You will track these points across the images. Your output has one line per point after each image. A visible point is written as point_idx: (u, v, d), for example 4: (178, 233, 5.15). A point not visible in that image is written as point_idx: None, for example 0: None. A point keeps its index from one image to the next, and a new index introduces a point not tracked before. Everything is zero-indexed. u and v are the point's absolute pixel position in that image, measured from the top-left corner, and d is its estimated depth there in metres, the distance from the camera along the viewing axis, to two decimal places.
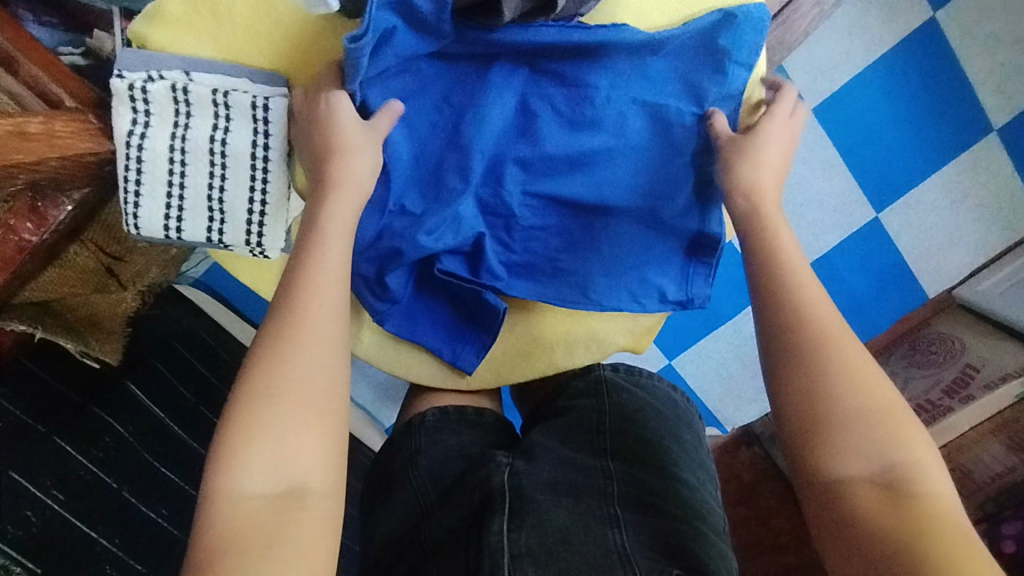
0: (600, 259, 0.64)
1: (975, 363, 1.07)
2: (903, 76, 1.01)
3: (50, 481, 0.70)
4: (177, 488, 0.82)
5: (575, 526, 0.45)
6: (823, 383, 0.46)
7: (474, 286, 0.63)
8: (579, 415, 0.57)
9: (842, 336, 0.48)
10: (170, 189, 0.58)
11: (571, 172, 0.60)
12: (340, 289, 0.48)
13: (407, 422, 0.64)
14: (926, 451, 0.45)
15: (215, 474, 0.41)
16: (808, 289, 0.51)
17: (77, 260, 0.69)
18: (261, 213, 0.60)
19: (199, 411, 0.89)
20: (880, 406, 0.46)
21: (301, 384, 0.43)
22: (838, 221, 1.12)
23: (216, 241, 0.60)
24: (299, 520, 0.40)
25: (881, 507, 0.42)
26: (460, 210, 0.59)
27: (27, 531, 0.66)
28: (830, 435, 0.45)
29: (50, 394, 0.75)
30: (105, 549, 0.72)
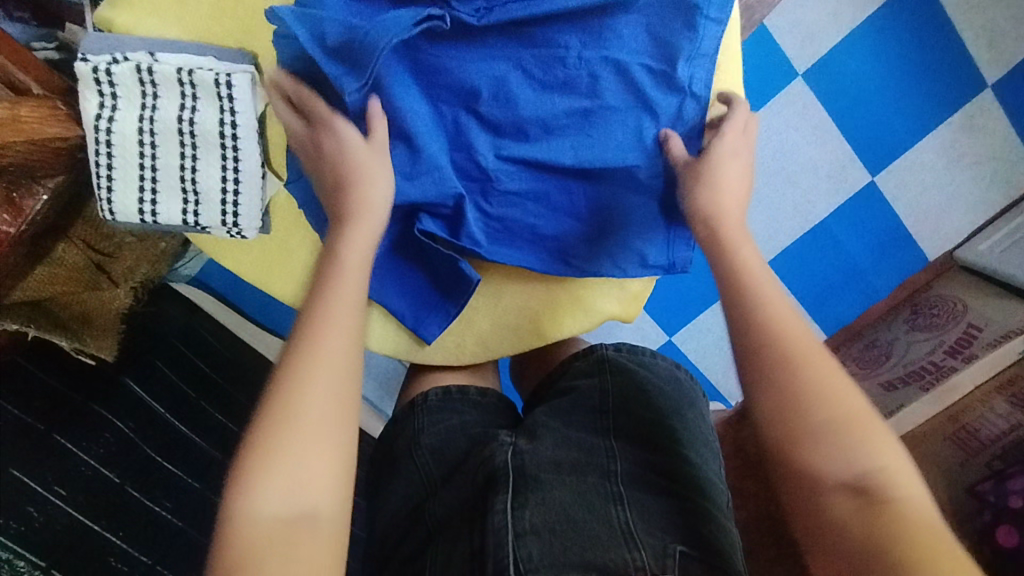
0: (578, 221, 0.64)
1: (978, 323, 1.06)
2: (892, 36, 1.01)
3: (51, 477, 0.77)
4: (185, 485, 0.84)
5: (578, 505, 0.45)
6: (792, 396, 0.46)
7: (449, 252, 0.62)
8: (583, 394, 0.55)
9: (812, 348, 0.48)
10: (142, 172, 0.57)
11: (547, 137, 0.59)
12: (357, 321, 0.49)
13: (408, 403, 0.62)
14: (899, 458, 0.44)
15: (234, 493, 0.41)
16: (770, 306, 0.50)
17: (66, 258, 0.67)
18: (234, 192, 0.58)
19: (200, 406, 0.89)
20: (844, 417, 0.45)
21: (319, 410, 0.44)
22: (833, 186, 1.11)
23: (192, 223, 0.59)
24: (311, 544, 0.41)
25: (857, 513, 0.42)
26: (439, 165, 0.58)
27: (29, 526, 0.74)
28: (800, 449, 0.45)
29: (49, 394, 0.79)
30: (111, 544, 0.77)
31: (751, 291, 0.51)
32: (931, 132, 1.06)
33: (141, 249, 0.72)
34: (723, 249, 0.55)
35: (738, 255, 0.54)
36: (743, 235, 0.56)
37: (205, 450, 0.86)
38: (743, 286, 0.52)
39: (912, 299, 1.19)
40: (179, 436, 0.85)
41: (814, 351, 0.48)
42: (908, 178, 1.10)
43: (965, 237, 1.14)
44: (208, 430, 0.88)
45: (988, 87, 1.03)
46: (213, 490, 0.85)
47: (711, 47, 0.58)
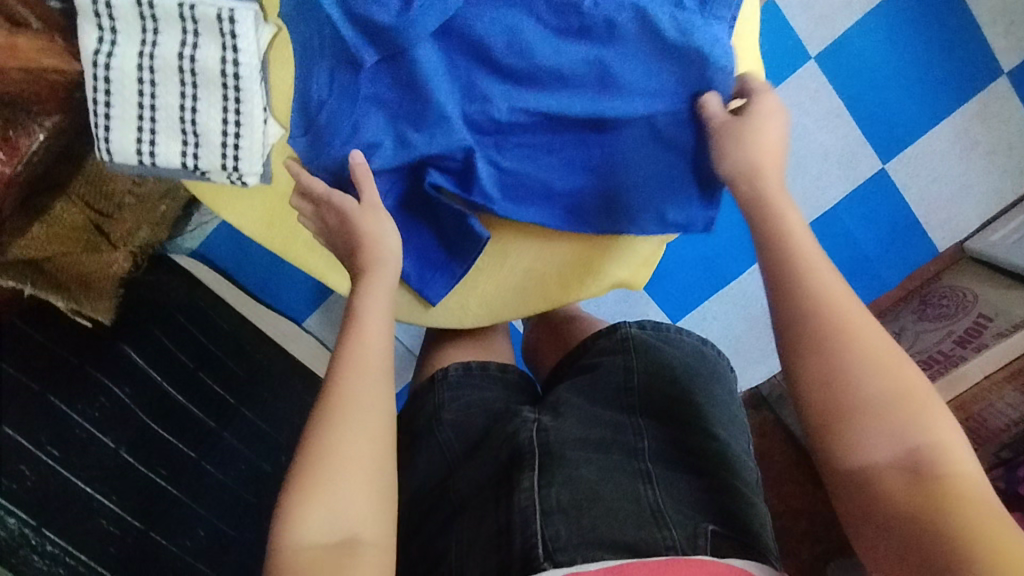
0: (595, 177, 0.61)
1: (988, 313, 1.03)
2: (906, 22, 1.03)
3: (46, 438, 0.73)
4: (182, 455, 0.81)
5: (605, 483, 0.43)
6: (837, 369, 0.45)
7: (455, 208, 0.59)
8: (604, 375, 0.53)
9: (860, 321, 0.47)
10: (142, 111, 0.54)
11: (560, 88, 0.57)
12: (384, 360, 0.51)
13: (429, 377, 0.60)
14: (950, 431, 0.44)
15: (278, 527, 0.44)
16: (819, 277, 0.49)
17: (65, 216, 0.67)
18: (235, 134, 0.55)
19: (199, 377, 0.86)
20: (900, 391, 0.44)
21: (354, 446, 0.46)
22: (844, 173, 1.10)
23: (191, 167, 0.56)
24: (354, 569, 0.43)
25: (910, 491, 0.42)
26: (449, 115, 0.56)
27: (22, 484, 0.70)
28: (850, 426, 0.44)
29: (50, 358, 0.76)
30: (101, 505, 0.73)
31: (799, 261, 0.50)
32: (945, 119, 1.07)
33: (141, 212, 0.74)
34: (768, 215, 0.53)
35: (783, 222, 0.52)
36: (782, 194, 0.54)
37: (203, 421, 0.84)
38: (789, 258, 0.50)
39: (922, 290, 1.17)
40: (179, 407, 0.83)
41: (859, 322, 0.47)
42: (920, 166, 1.10)
43: (975, 229, 1.14)
44: (207, 401, 0.86)
45: (1004, 73, 1.05)
46: (207, 459, 0.84)
47: (727, 12, 0.57)
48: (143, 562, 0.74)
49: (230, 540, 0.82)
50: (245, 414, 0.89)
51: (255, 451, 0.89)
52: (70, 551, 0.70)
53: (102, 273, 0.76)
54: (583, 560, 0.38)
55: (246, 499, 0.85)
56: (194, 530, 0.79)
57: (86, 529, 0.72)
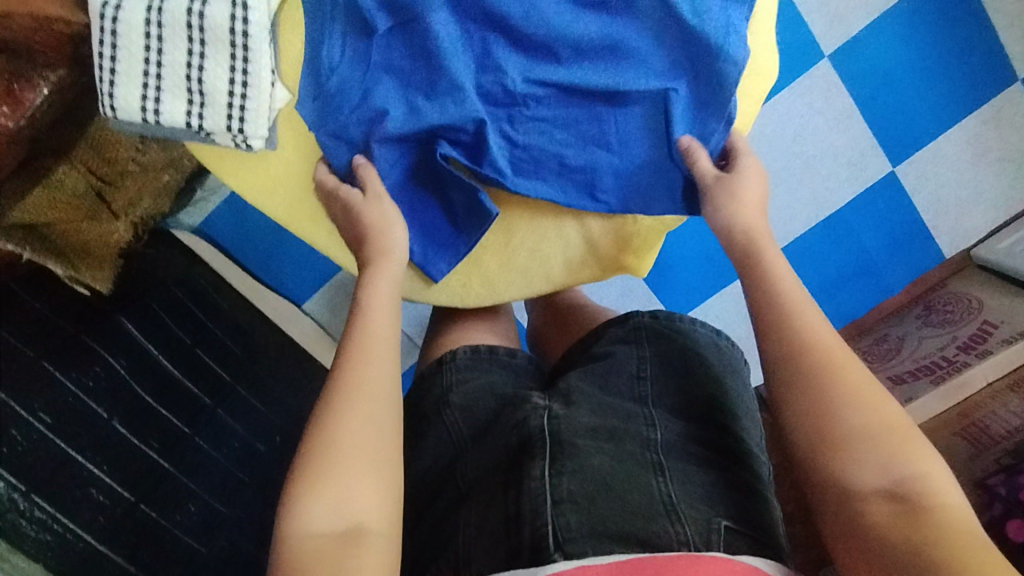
0: (611, 155, 0.58)
1: (993, 320, 1.02)
2: (922, 22, 1.01)
3: (38, 404, 0.73)
4: (175, 429, 0.81)
5: (618, 474, 0.43)
6: (823, 399, 0.44)
7: (462, 186, 0.58)
8: (617, 364, 0.52)
9: (841, 355, 0.46)
10: (147, 68, 0.52)
11: (578, 60, 0.55)
12: (393, 347, 0.51)
13: (436, 359, 0.59)
14: (935, 464, 0.41)
15: (284, 516, 0.43)
16: (804, 314, 0.48)
17: (66, 181, 0.66)
18: (242, 95, 0.53)
19: (196, 351, 0.85)
20: (881, 423, 0.43)
21: (362, 431, 0.45)
22: (853, 173, 1.09)
23: (196, 128, 0.55)
24: (358, 557, 0.41)
25: (898, 522, 0.40)
26: (462, 84, 0.54)
27: (10, 446, 0.71)
28: (836, 455, 0.43)
29: (39, 323, 0.76)
30: (92, 475, 0.73)
31: (778, 296, 0.49)
32: (957, 123, 1.06)
33: (143, 180, 0.73)
34: (749, 261, 0.52)
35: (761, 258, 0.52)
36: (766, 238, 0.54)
37: (198, 396, 0.84)
38: (772, 289, 0.50)
39: (926, 296, 1.16)
40: (173, 381, 0.82)
41: (843, 356, 0.46)
42: (930, 171, 1.09)
43: (983, 235, 1.13)
44: (202, 376, 0.85)
45: (1019, 79, 1.04)
46: (199, 435, 0.83)
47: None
48: (129, 533, 0.74)
49: (221, 518, 0.81)
50: (240, 391, 0.88)
51: (248, 429, 0.88)
52: (61, 518, 0.71)
53: (102, 242, 0.76)
54: (595, 552, 0.38)
55: (238, 478, 0.85)
56: (184, 505, 0.79)
57: (78, 499, 0.72)
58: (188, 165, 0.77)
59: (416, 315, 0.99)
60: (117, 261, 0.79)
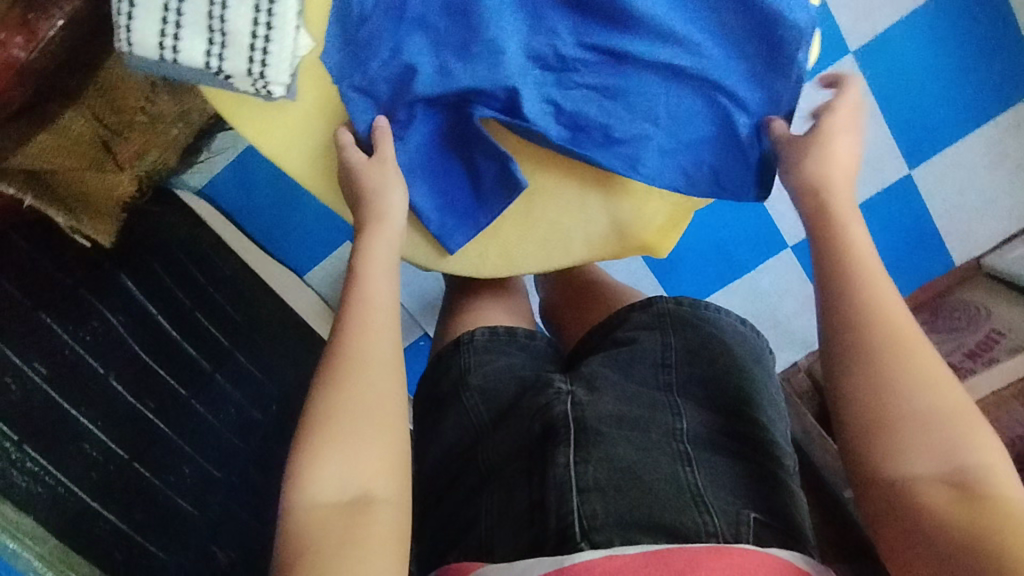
0: (658, 129, 0.57)
1: (1001, 328, 1.03)
2: (948, 22, 0.99)
3: (34, 353, 0.67)
4: (172, 390, 0.78)
5: (643, 462, 0.43)
6: (887, 381, 0.43)
7: (484, 154, 0.56)
8: (643, 351, 0.51)
9: (911, 336, 0.45)
10: (168, 3, 0.50)
11: (625, 28, 0.55)
12: (390, 314, 0.49)
13: (452, 341, 0.59)
14: (999, 457, 0.41)
15: (290, 487, 0.42)
16: (879, 287, 0.47)
17: (73, 128, 0.67)
18: (265, 37, 0.50)
19: (194, 315, 0.85)
20: (949, 408, 0.42)
21: (363, 401, 0.44)
22: (869, 174, 1.08)
23: (215, 70, 0.51)
24: (368, 526, 0.41)
25: (957, 508, 0.39)
26: (502, 46, 0.53)
27: (6, 397, 0.63)
28: (891, 438, 0.42)
29: (38, 272, 0.70)
30: (86, 429, 0.68)
31: (852, 262, 0.49)
32: (976, 129, 1.04)
33: (150, 134, 0.76)
34: (828, 229, 0.51)
35: (846, 232, 0.51)
36: (854, 210, 0.52)
37: (199, 361, 0.83)
38: (849, 261, 0.49)
39: (932, 303, 1.14)
40: (173, 342, 0.81)
41: (917, 339, 0.45)
42: (946, 177, 1.08)
43: (994, 244, 1.12)
44: (202, 341, 0.85)
45: None
46: (197, 398, 0.81)
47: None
48: (125, 489, 0.69)
49: (217, 481, 0.80)
50: (239, 357, 0.89)
51: (244, 395, 0.88)
52: (54, 470, 0.64)
53: (105, 194, 0.76)
54: (622, 541, 0.39)
55: (234, 443, 0.84)
56: (179, 467, 0.76)
57: (71, 452, 0.66)
58: (196, 121, 0.80)
59: (420, 291, 0.98)
60: (119, 215, 0.79)
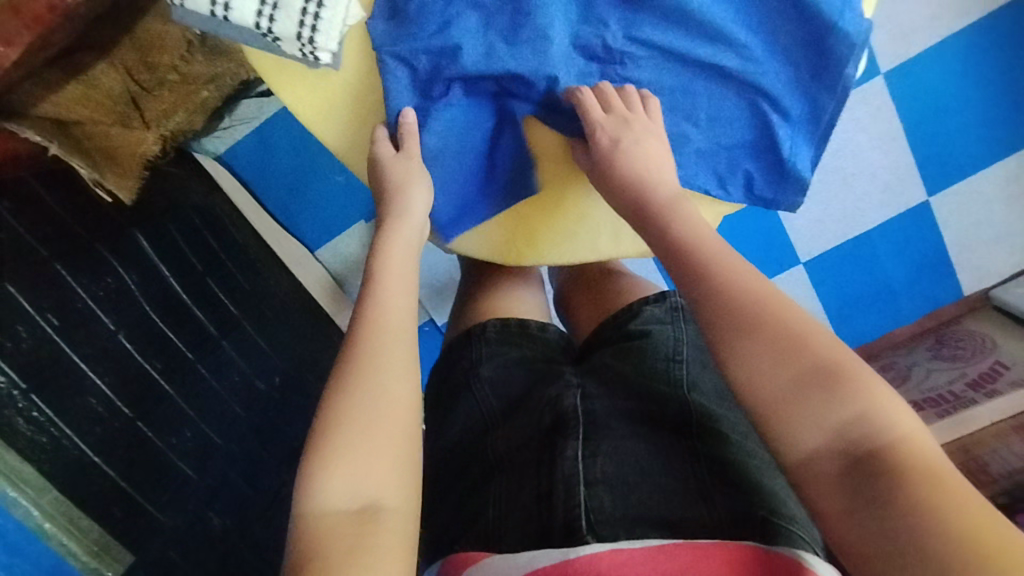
0: (695, 128, 0.58)
1: (1006, 361, 1.00)
2: (979, 53, 1.00)
3: (47, 305, 0.66)
4: (179, 353, 0.78)
5: (651, 457, 0.44)
6: (744, 359, 0.42)
7: (511, 136, 0.58)
8: (655, 345, 0.52)
9: (775, 298, 0.44)
10: None
11: (679, 24, 0.56)
12: (407, 322, 0.50)
13: (464, 332, 0.59)
14: (892, 404, 0.39)
15: (300, 494, 0.42)
16: (725, 261, 0.47)
17: (102, 81, 0.69)
18: (318, 2, 0.51)
19: (206, 280, 0.85)
20: (821, 366, 0.40)
21: (379, 407, 0.44)
22: (887, 198, 1.08)
23: (263, 31, 0.52)
24: (377, 534, 0.41)
25: (848, 472, 0.37)
26: (551, 38, 0.54)
27: (16, 345, 0.62)
28: (775, 418, 0.41)
29: (54, 222, 0.69)
30: (92, 384, 0.67)
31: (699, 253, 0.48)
32: (998, 162, 1.05)
33: (181, 94, 0.77)
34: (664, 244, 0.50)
35: (676, 233, 0.50)
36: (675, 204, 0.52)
37: (206, 326, 0.83)
38: (694, 249, 0.48)
39: (939, 330, 1.15)
40: (182, 304, 0.80)
41: (773, 299, 0.44)
42: (962, 206, 1.08)
43: (1006, 278, 1.12)
44: (211, 307, 0.85)
45: None
46: (203, 363, 0.81)
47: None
48: (126, 449, 0.69)
49: (216, 447, 0.80)
50: (246, 326, 0.89)
51: (250, 364, 0.88)
52: (59, 421, 0.64)
53: (131, 152, 0.75)
54: (627, 535, 0.39)
55: (236, 412, 0.84)
56: (181, 430, 0.76)
57: (75, 406, 0.66)
58: (228, 85, 0.81)
59: (430, 276, 0.98)
60: (140, 175, 0.78)
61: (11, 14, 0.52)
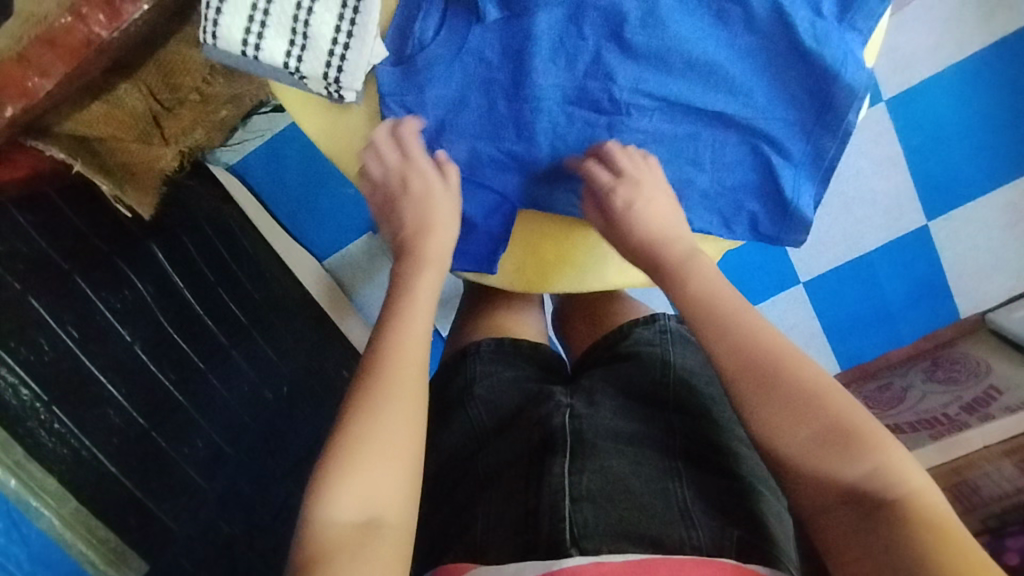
0: (699, 172, 0.62)
1: (1000, 386, 0.98)
2: (982, 81, 1.01)
3: (67, 317, 0.69)
4: (192, 363, 0.81)
5: (636, 477, 0.46)
6: (764, 412, 0.48)
7: (517, 177, 0.61)
8: (641, 364, 0.55)
9: (791, 353, 0.49)
10: (255, 3, 0.57)
11: (682, 74, 0.58)
12: (421, 349, 0.54)
13: (460, 350, 0.62)
14: (899, 456, 0.45)
15: (313, 502, 0.46)
16: (741, 317, 0.53)
17: (126, 100, 0.74)
18: (344, 44, 0.56)
19: (217, 289, 0.88)
20: (837, 426, 0.46)
21: (395, 430, 0.49)
22: (886, 221, 1.10)
23: (292, 69, 0.58)
24: (375, 548, 0.45)
25: (861, 522, 0.44)
26: (542, 95, 0.58)
27: (39, 357, 0.65)
28: (795, 470, 0.47)
29: (76, 235, 0.73)
30: (110, 395, 0.71)
31: (725, 313, 0.53)
32: (995, 189, 1.07)
33: (199, 112, 0.81)
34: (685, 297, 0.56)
35: (689, 288, 0.56)
36: (691, 258, 0.58)
37: (216, 335, 0.86)
38: (710, 300, 0.54)
39: (934, 351, 1.15)
40: (193, 314, 0.84)
41: (789, 355, 0.49)
42: (959, 232, 1.10)
43: (1001, 302, 1.13)
44: (221, 316, 0.88)
45: None
46: (214, 371, 0.84)
47: (866, 25, 0.58)
48: (139, 458, 0.72)
49: (226, 455, 0.83)
50: (256, 337, 0.92)
51: (258, 373, 0.91)
52: (78, 434, 0.67)
53: (148, 166, 0.81)
54: (608, 550, 0.41)
55: (243, 420, 0.87)
56: (193, 439, 0.79)
57: (96, 418, 0.69)
58: (245, 104, 0.86)
59: None
60: (159, 188, 0.83)
61: (47, 46, 0.58)
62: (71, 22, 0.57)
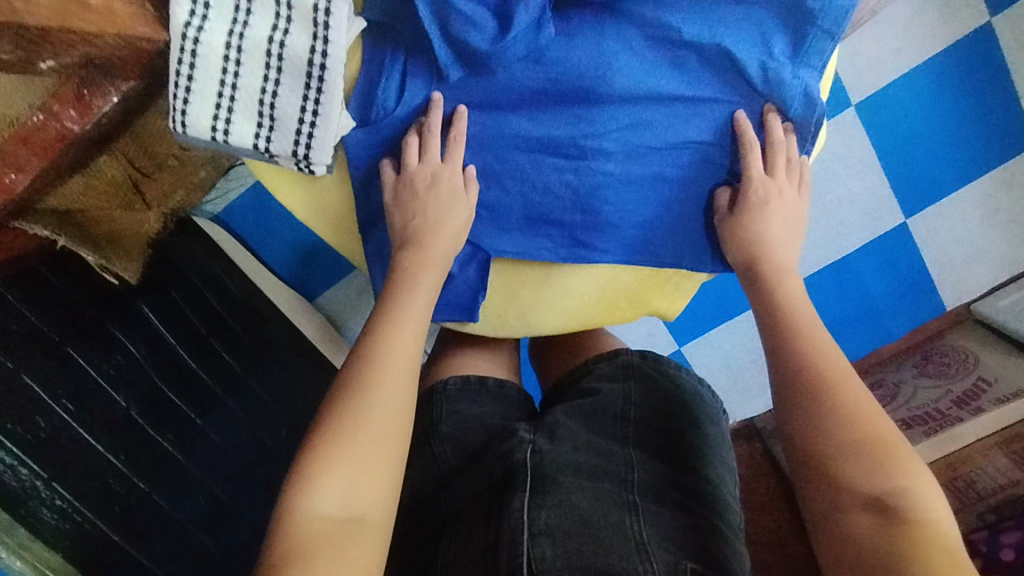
0: (665, 209, 0.66)
1: (988, 377, 1.03)
2: (947, 80, 0.98)
3: (62, 391, 0.72)
4: (187, 418, 0.84)
5: (595, 510, 0.48)
6: (818, 416, 0.52)
7: (491, 227, 0.66)
8: (604, 400, 0.59)
9: (845, 374, 0.54)
10: (222, 89, 0.60)
11: (642, 121, 0.61)
12: (413, 347, 0.57)
13: (428, 388, 0.66)
14: (924, 482, 0.48)
15: (295, 493, 0.47)
16: (818, 339, 0.57)
17: (105, 171, 0.77)
18: (311, 124, 0.60)
19: (209, 343, 0.91)
20: (873, 437, 0.50)
21: (381, 427, 0.51)
22: (866, 222, 1.10)
23: (262, 149, 0.62)
24: (356, 544, 0.46)
25: (877, 530, 0.46)
26: (514, 153, 0.63)
27: (36, 435, 0.68)
28: (826, 472, 0.50)
29: (65, 304, 0.76)
30: (109, 462, 0.73)
31: (802, 327, 0.59)
32: (969, 184, 1.05)
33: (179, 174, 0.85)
34: (771, 313, 0.61)
35: (780, 296, 0.62)
36: (784, 270, 0.64)
37: (212, 388, 0.89)
38: (786, 316, 0.60)
39: (923, 346, 1.17)
40: (188, 370, 0.87)
41: (845, 375, 0.54)
42: (936, 228, 1.09)
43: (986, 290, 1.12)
44: (215, 367, 0.91)
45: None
46: (210, 424, 0.87)
47: (818, 61, 0.59)
48: (139, 519, 0.74)
49: (226, 506, 0.86)
50: (250, 383, 0.95)
51: (252, 419, 0.93)
52: (80, 506, 0.69)
53: (134, 231, 0.85)
54: None
55: (240, 468, 0.89)
56: (195, 493, 0.82)
57: (94, 483, 0.71)
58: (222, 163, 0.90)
59: None
60: (145, 251, 0.87)
61: (21, 144, 0.64)
62: (45, 119, 0.63)
